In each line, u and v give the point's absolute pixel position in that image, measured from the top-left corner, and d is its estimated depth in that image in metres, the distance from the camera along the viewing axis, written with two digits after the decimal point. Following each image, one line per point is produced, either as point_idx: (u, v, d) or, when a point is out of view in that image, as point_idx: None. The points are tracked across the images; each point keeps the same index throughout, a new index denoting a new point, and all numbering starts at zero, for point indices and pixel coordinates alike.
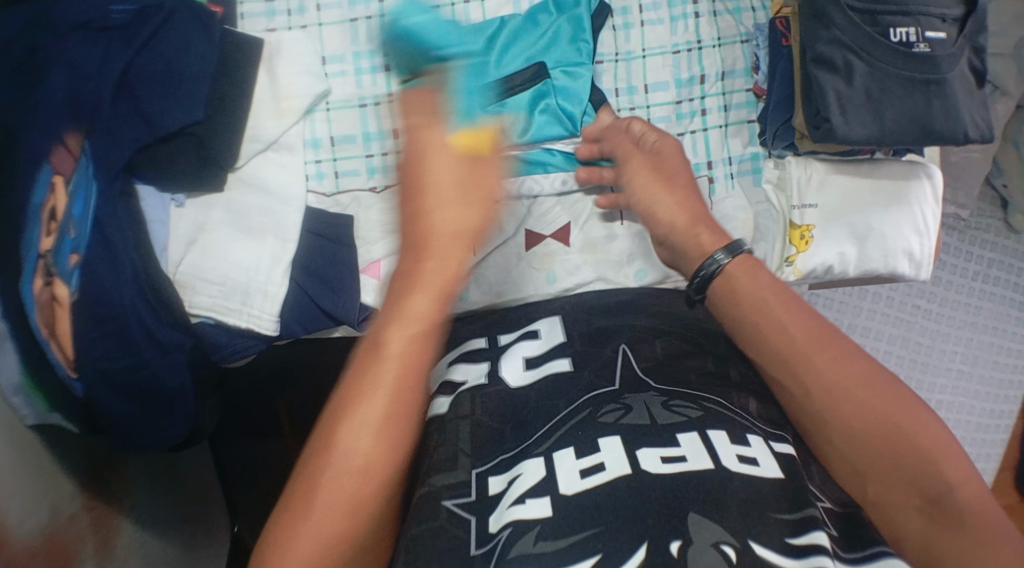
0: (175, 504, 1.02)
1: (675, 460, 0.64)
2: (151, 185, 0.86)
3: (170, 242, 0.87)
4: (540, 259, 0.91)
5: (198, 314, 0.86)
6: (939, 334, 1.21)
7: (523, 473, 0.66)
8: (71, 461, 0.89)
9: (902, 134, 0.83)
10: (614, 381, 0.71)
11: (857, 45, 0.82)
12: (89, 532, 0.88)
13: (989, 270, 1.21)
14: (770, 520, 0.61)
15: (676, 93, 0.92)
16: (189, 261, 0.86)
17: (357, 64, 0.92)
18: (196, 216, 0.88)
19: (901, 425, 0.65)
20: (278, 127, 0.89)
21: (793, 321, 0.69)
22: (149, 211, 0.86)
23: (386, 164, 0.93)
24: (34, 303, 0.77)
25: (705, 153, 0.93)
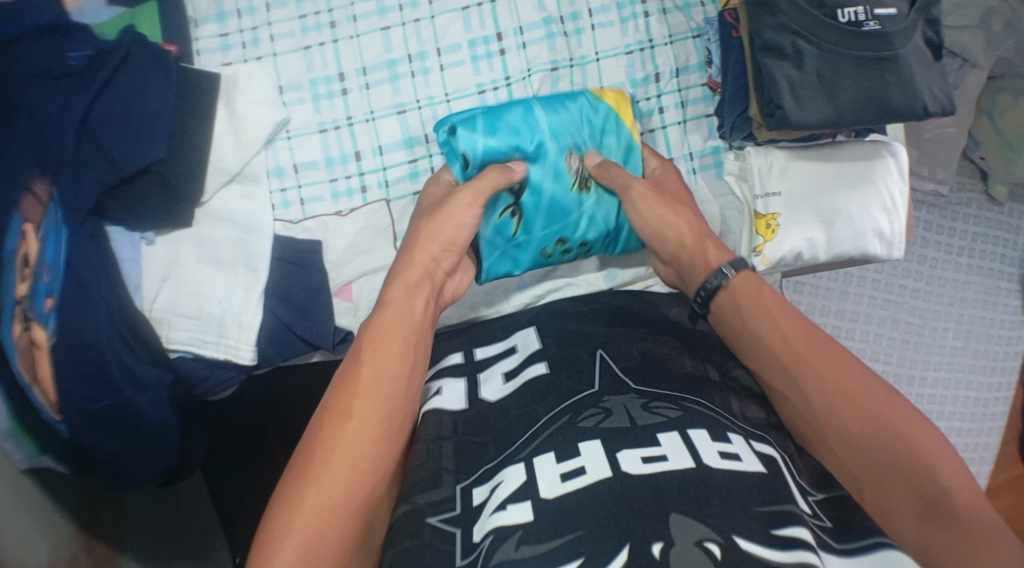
0: (167, 540, 1.04)
1: (655, 460, 0.63)
2: (121, 225, 0.87)
3: (144, 278, 0.88)
4: None
5: (175, 348, 0.87)
6: (928, 312, 1.20)
7: (504, 480, 0.65)
8: (63, 502, 0.93)
9: (859, 113, 0.83)
10: (594, 384, 0.71)
11: (805, 30, 0.82)
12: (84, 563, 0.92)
13: (974, 243, 1.20)
14: (755, 514, 0.60)
15: (632, 92, 0.93)
16: (164, 297, 0.87)
17: (314, 89, 0.92)
18: (168, 251, 0.88)
19: (900, 428, 0.65)
20: (239, 157, 0.89)
21: (793, 330, 0.70)
22: (120, 251, 0.86)
23: (351, 186, 0.93)
24: (14, 348, 0.78)
25: (665, 149, 0.94)
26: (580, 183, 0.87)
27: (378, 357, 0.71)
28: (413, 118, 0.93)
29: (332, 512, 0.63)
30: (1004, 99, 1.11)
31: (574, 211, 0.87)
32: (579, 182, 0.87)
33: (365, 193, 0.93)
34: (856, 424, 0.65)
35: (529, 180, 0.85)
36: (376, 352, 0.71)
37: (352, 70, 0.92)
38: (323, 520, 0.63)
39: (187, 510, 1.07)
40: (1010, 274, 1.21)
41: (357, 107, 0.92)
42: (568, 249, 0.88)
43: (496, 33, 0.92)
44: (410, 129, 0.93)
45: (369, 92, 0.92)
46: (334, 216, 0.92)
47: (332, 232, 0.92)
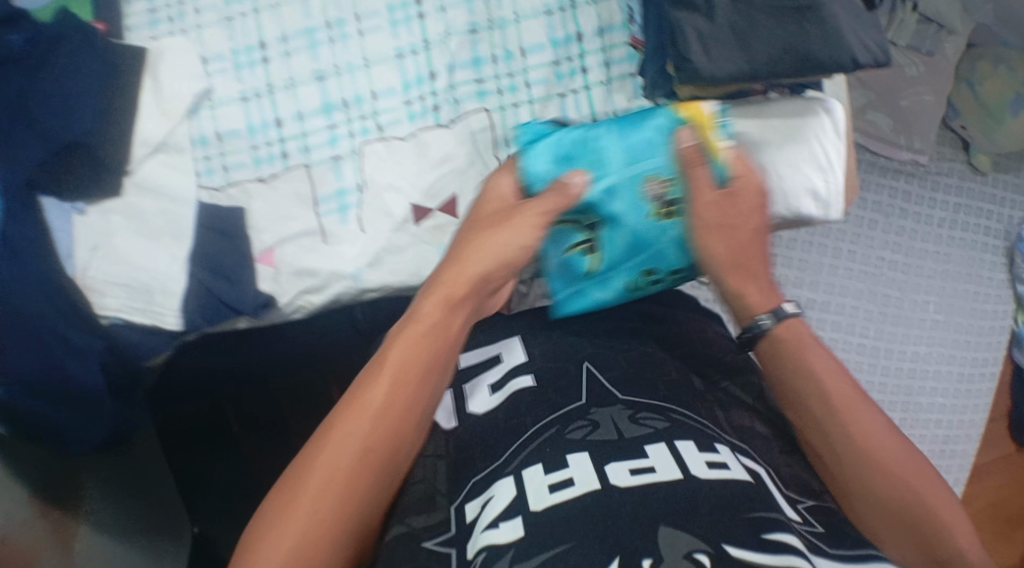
0: (135, 508, 0.92)
1: (643, 471, 0.59)
2: (53, 195, 0.78)
3: (75, 249, 0.79)
4: (431, 233, 0.83)
5: (107, 316, 0.79)
6: (907, 284, 1.13)
7: (496, 495, 0.61)
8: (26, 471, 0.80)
9: (776, 66, 0.75)
10: (581, 396, 0.66)
11: None
12: (48, 538, 0.78)
13: (956, 215, 1.15)
14: (741, 521, 0.56)
15: (553, 54, 0.85)
16: (96, 269, 0.79)
17: (235, 58, 0.84)
18: (101, 224, 0.80)
19: (921, 492, 0.63)
20: (165, 127, 0.81)
21: (832, 383, 0.66)
22: (53, 223, 0.77)
23: (273, 153, 0.85)
24: None
25: (589, 110, 0.86)
26: (663, 210, 0.75)
27: (395, 384, 0.65)
28: (334, 84, 0.84)
29: (329, 523, 0.60)
30: (983, 66, 1.09)
31: (659, 241, 0.76)
32: (661, 210, 0.75)
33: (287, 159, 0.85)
34: (881, 482, 0.63)
35: (604, 203, 0.75)
36: (394, 376, 0.65)
37: (273, 38, 0.84)
38: (316, 531, 0.59)
39: (158, 484, 0.98)
40: (995, 246, 1.15)
41: (278, 75, 0.84)
42: (655, 279, 0.79)
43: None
44: (328, 94, 0.85)
45: (290, 58, 0.84)
46: (256, 183, 0.84)
47: (256, 198, 0.83)
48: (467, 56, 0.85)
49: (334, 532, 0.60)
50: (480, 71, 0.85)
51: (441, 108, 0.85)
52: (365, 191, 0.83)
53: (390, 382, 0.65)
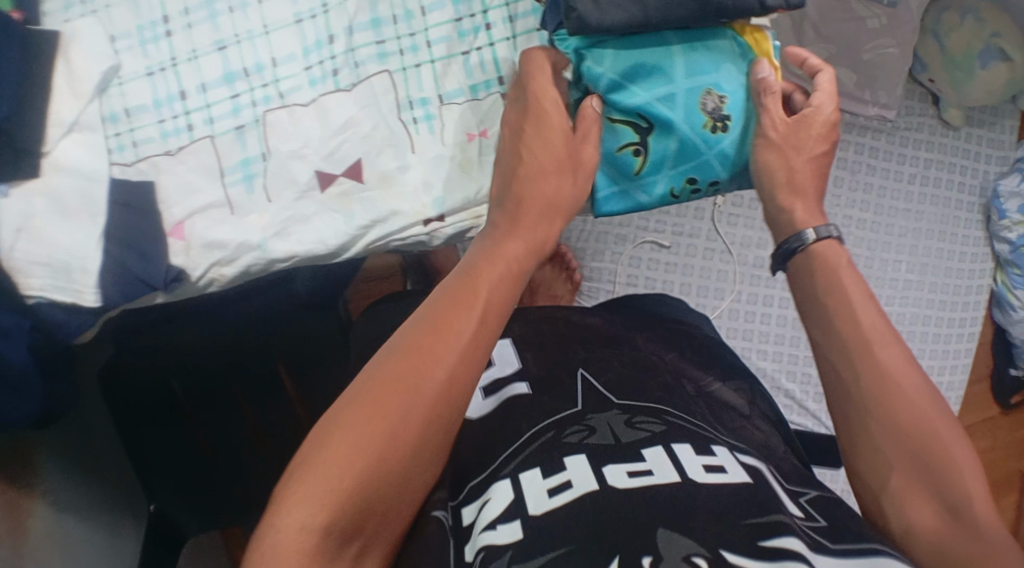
0: (86, 482, 0.89)
1: (641, 475, 0.55)
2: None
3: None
4: (335, 200, 0.73)
5: (32, 296, 0.70)
6: (878, 243, 1.09)
7: (492, 498, 0.56)
8: None
9: (668, 13, 0.67)
10: (576, 404, 0.63)
11: None
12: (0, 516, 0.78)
13: (927, 170, 1.11)
14: (741, 528, 0.51)
15: (454, 11, 0.75)
16: (23, 249, 0.69)
17: (139, 34, 0.75)
18: (20, 205, 0.70)
19: (940, 432, 0.58)
20: (76, 105, 0.72)
21: (872, 314, 0.62)
22: None
23: (178, 126, 0.75)
24: None
25: (495, 67, 0.75)
26: (716, 125, 0.70)
27: (476, 314, 0.58)
28: (236, 52, 0.75)
29: (365, 482, 0.52)
30: (951, 17, 1.05)
31: (706, 153, 0.71)
32: (712, 124, 0.70)
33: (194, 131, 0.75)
34: (903, 413, 0.58)
35: (666, 103, 0.69)
36: (480, 306, 0.59)
37: (175, 10, 0.75)
38: (349, 483, 0.52)
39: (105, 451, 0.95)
40: (970, 203, 1.12)
41: (181, 46, 0.75)
42: (695, 190, 0.73)
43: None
44: (229, 63, 0.75)
45: (193, 30, 0.75)
46: (163, 157, 0.74)
47: (166, 172, 0.74)
48: (365, 17, 0.75)
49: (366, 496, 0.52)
50: (380, 32, 0.75)
51: (341, 72, 0.75)
52: (270, 160, 0.74)
53: (453, 345, 0.56)
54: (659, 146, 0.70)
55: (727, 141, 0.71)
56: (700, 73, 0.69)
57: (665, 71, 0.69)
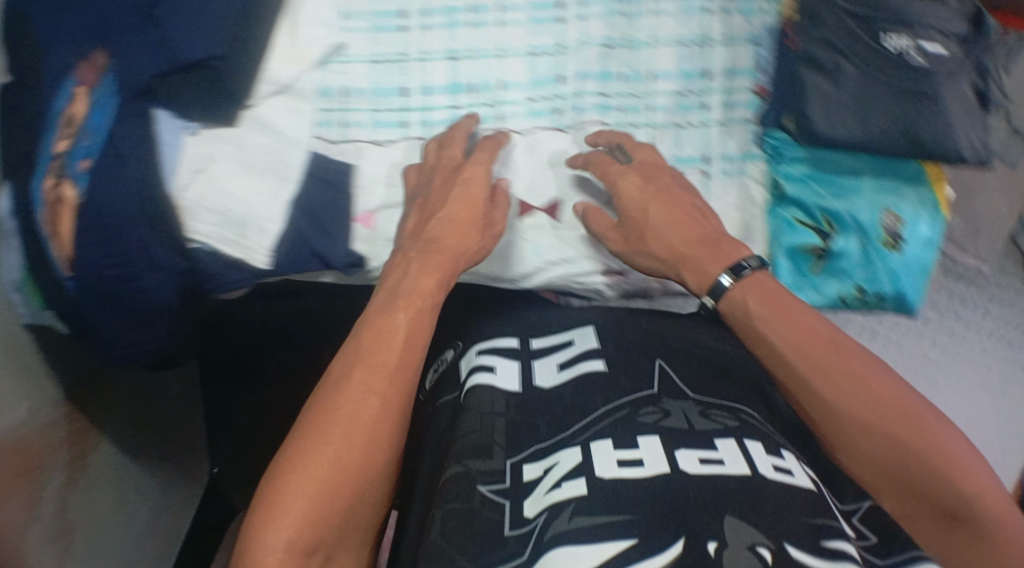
0: (133, 444, 1.09)
1: (712, 463, 0.62)
2: (168, 110, 0.79)
3: (178, 167, 0.79)
4: (528, 230, 0.86)
5: (196, 241, 0.80)
6: (948, 388, 1.13)
7: (559, 462, 0.64)
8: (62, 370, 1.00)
9: (885, 143, 0.85)
10: (652, 386, 0.69)
11: (849, 50, 0.86)
12: (62, 444, 0.98)
13: (1007, 330, 1.16)
14: (806, 525, 0.59)
15: (678, 85, 0.91)
16: (197, 190, 0.79)
17: (375, 24, 0.89)
18: (204, 148, 0.80)
19: (910, 444, 0.68)
20: (295, 70, 0.83)
21: (787, 329, 0.71)
22: (163, 135, 0.78)
23: (392, 119, 0.88)
24: (40, 201, 0.77)
25: (703, 147, 0.90)
26: (889, 241, 0.90)
27: (372, 338, 0.73)
28: (466, 65, 0.89)
29: (321, 496, 0.68)
30: None
31: (880, 265, 0.90)
32: (888, 240, 0.90)
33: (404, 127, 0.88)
34: (861, 435, 0.68)
35: (854, 217, 0.90)
36: (372, 332, 0.74)
37: (415, 9, 0.89)
38: (315, 499, 0.67)
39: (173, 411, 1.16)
40: None
41: (414, 44, 0.89)
42: (862, 298, 0.91)
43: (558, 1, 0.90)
44: (458, 74, 0.89)
45: (428, 33, 0.89)
46: (369, 144, 0.87)
47: (367, 158, 0.86)
48: (597, 68, 0.90)
49: (330, 505, 0.68)
50: (606, 85, 0.90)
51: (564, 113, 0.89)
52: (484, 173, 0.86)
53: (357, 376, 0.72)
54: (840, 246, 0.90)
55: (911, 263, 0.90)
56: (900, 205, 0.90)
57: (889, 190, 0.90)
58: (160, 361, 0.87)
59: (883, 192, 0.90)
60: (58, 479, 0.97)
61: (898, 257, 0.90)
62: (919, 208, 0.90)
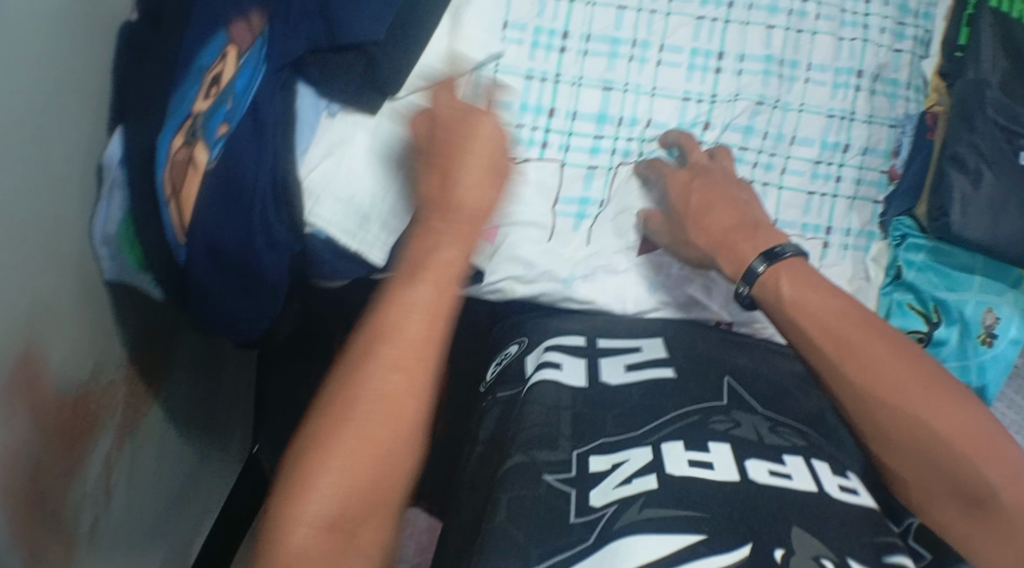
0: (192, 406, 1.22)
1: (780, 476, 0.65)
2: (311, 89, 0.90)
3: (311, 147, 0.90)
4: (646, 268, 0.90)
5: (311, 226, 0.90)
6: None
7: (629, 459, 0.67)
8: (131, 332, 1.07)
9: (1011, 248, 0.89)
10: (721, 398, 0.74)
11: (992, 157, 0.89)
12: (119, 401, 1.06)
13: None
14: (869, 544, 0.62)
15: (818, 153, 0.94)
16: (322, 171, 0.90)
17: (535, 38, 0.92)
18: (343, 130, 0.91)
19: (935, 429, 0.71)
20: (447, 70, 0.88)
21: (824, 312, 0.76)
22: (304, 113, 0.89)
23: (533, 139, 0.92)
24: (167, 157, 0.90)
25: (829, 217, 0.94)
26: (985, 338, 0.92)
27: (402, 309, 0.70)
28: (616, 98, 0.92)
29: (349, 480, 0.64)
30: None
31: (972, 359, 0.91)
32: (984, 337, 0.92)
33: (542, 149, 0.92)
34: (887, 419, 0.73)
35: (958, 308, 0.92)
36: (400, 304, 0.70)
37: (577, 33, 0.92)
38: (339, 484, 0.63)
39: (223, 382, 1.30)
40: None
41: (569, 68, 0.92)
42: None
43: (718, 51, 0.92)
44: (608, 106, 0.92)
45: (585, 57, 0.92)
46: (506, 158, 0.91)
47: None
48: (744, 121, 0.93)
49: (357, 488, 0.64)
50: (749, 139, 0.93)
51: None
52: (605, 207, 0.92)
53: (381, 352, 0.68)
54: (940, 334, 0.92)
55: (1000, 363, 0.91)
56: (1000, 306, 0.92)
57: (992, 288, 0.93)
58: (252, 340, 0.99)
59: (986, 289, 0.93)
60: (109, 438, 1.04)
61: (989, 354, 0.91)
62: (1015, 312, 0.93)
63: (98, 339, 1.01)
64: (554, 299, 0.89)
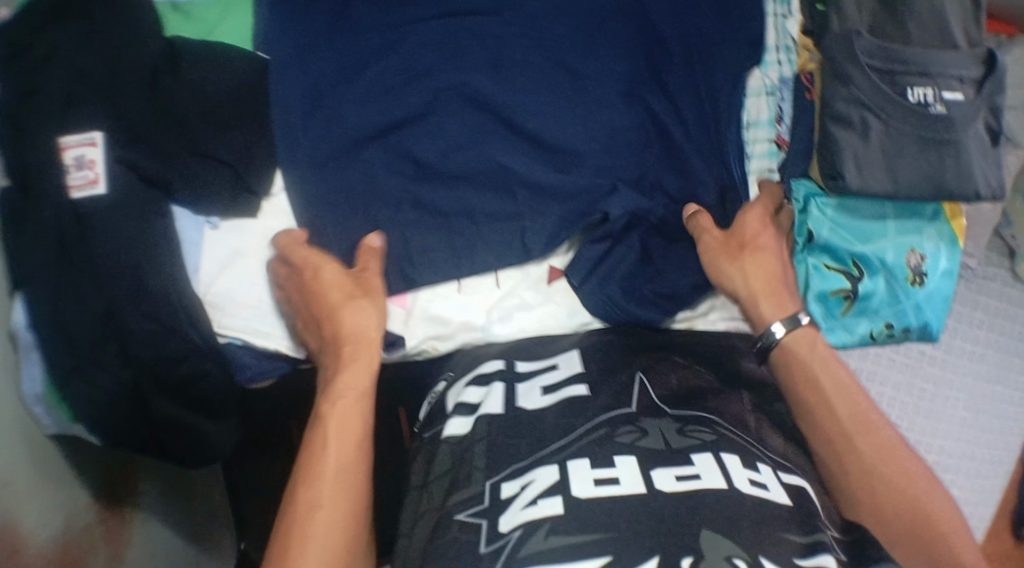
0: (176, 518, 1.24)
1: (688, 478, 0.73)
2: (186, 207, 0.99)
3: (203, 264, 1.00)
4: (561, 294, 1.04)
5: (225, 334, 1.01)
6: (943, 381, 1.27)
7: (536, 480, 0.75)
8: (91, 475, 1.09)
9: (915, 191, 0.96)
10: (631, 406, 0.81)
11: (873, 104, 0.95)
12: (99, 543, 1.09)
13: (996, 316, 1.32)
14: (781, 541, 0.69)
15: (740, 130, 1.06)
16: (222, 284, 1.00)
17: None
18: (229, 240, 1.01)
19: (888, 462, 0.89)
20: None
21: (842, 401, 0.91)
22: (184, 231, 0.99)
23: None
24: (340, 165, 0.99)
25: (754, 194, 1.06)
26: (914, 279, 1.05)
27: (340, 431, 0.90)
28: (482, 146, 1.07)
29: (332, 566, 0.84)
30: None
31: (903, 301, 1.05)
32: (914, 278, 1.04)
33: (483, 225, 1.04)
34: (880, 484, 0.88)
35: (881, 257, 1.03)
36: (338, 427, 0.90)
37: None
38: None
39: (199, 501, 1.30)
40: None
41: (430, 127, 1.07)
42: (891, 332, 1.07)
43: None
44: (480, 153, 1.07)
45: None
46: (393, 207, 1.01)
47: None
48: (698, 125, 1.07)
49: (338, 545, 0.85)
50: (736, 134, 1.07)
51: None
52: None
53: (306, 545, 0.84)
54: (865, 287, 1.04)
55: (930, 298, 1.06)
56: (926, 246, 1.05)
57: (914, 229, 1.05)
58: (203, 459, 1.04)
59: (906, 234, 1.04)
60: None
61: (920, 292, 1.05)
62: (941, 248, 1.05)
63: (61, 492, 1.03)
64: (480, 344, 1.03)
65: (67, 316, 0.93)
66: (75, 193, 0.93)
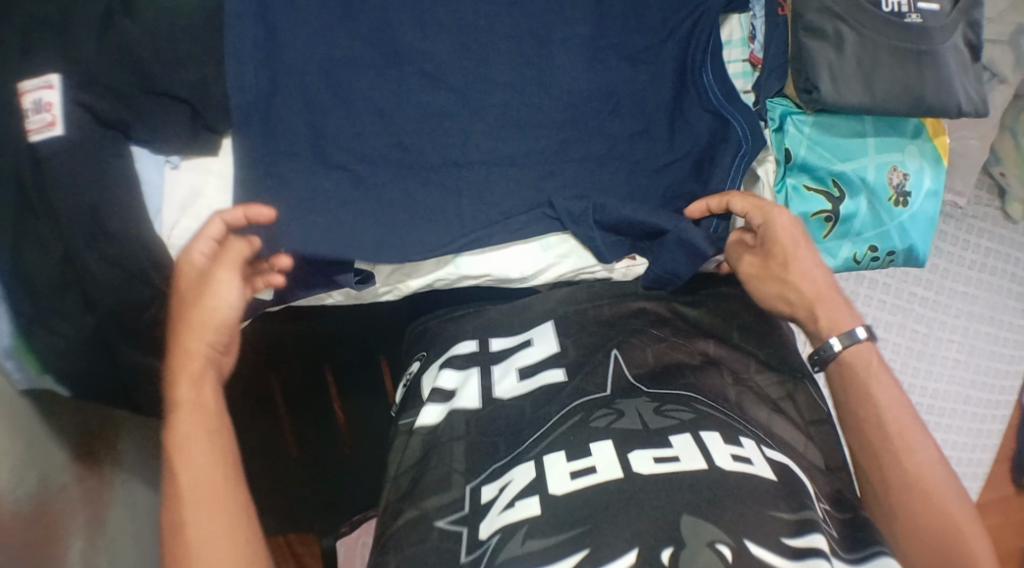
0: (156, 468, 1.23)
1: (668, 460, 0.75)
2: (145, 147, 0.94)
3: (164, 207, 0.96)
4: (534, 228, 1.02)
5: None
6: (935, 322, 1.30)
7: (514, 480, 0.78)
8: (63, 430, 1.07)
9: (893, 103, 0.94)
10: (606, 390, 0.85)
11: (846, 15, 0.93)
12: (78, 506, 1.07)
13: (986, 258, 1.32)
14: (764, 525, 0.71)
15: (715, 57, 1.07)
16: (183, 227, 0.96)
17: None
18: (191, 179, 0.97)
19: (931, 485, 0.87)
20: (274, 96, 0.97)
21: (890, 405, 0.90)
22: (143, 171, 0.94)
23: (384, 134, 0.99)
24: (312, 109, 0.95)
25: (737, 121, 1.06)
26: (898, 199, 1.03)
27: (190, 394, 0.87)
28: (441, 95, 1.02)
29: None
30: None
31: (888, 223, 1.03)
32: (898, 198, 1.03)
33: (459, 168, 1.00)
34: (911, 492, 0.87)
35: (863, 176, 1.02)
36: (189, 390, 0.87)
37: None
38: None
39: None
40: (1018, 293, 1.33)
41: None
42: (875, 255, 1.05)
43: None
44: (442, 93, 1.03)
45: None
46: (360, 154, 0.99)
47: None
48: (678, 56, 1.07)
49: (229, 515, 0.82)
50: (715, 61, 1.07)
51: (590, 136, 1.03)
52: None
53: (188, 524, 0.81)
54: (846, 208, 1.03)
55: (915, 218, 1.04)
56: (908, 165, 1.03)
57: (895, 146, 1.03)
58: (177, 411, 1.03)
59: (888, 152, 1.03)
60: (79, 542, 1.06)
61: (905, 214, 1.04)
62: (924, 167, 1.04)
63: (39, 453, 1.02)
64: (451, 279, 1.02)
65: (30, 267, 0.88)
66: (33, 137, 0.88)
